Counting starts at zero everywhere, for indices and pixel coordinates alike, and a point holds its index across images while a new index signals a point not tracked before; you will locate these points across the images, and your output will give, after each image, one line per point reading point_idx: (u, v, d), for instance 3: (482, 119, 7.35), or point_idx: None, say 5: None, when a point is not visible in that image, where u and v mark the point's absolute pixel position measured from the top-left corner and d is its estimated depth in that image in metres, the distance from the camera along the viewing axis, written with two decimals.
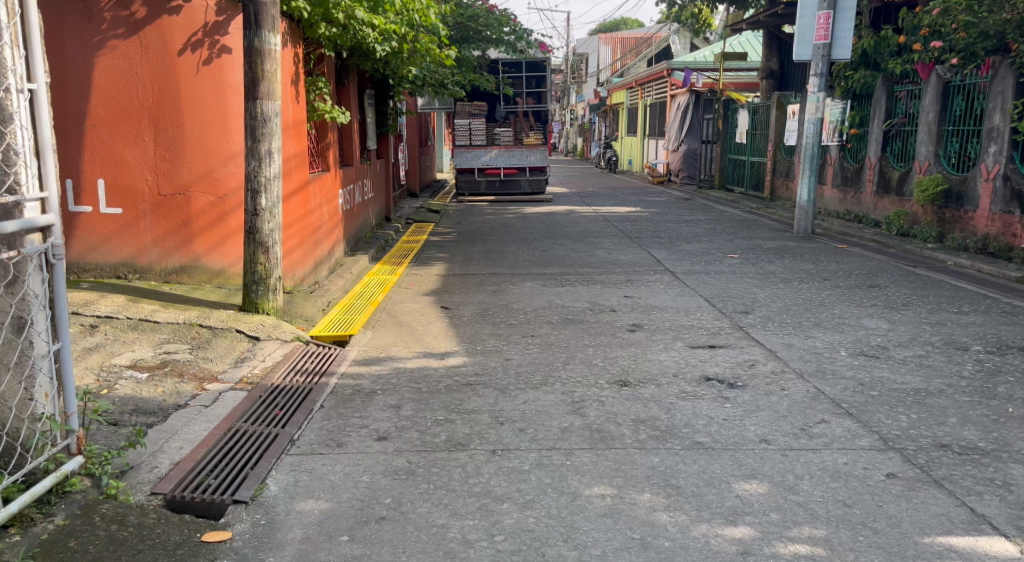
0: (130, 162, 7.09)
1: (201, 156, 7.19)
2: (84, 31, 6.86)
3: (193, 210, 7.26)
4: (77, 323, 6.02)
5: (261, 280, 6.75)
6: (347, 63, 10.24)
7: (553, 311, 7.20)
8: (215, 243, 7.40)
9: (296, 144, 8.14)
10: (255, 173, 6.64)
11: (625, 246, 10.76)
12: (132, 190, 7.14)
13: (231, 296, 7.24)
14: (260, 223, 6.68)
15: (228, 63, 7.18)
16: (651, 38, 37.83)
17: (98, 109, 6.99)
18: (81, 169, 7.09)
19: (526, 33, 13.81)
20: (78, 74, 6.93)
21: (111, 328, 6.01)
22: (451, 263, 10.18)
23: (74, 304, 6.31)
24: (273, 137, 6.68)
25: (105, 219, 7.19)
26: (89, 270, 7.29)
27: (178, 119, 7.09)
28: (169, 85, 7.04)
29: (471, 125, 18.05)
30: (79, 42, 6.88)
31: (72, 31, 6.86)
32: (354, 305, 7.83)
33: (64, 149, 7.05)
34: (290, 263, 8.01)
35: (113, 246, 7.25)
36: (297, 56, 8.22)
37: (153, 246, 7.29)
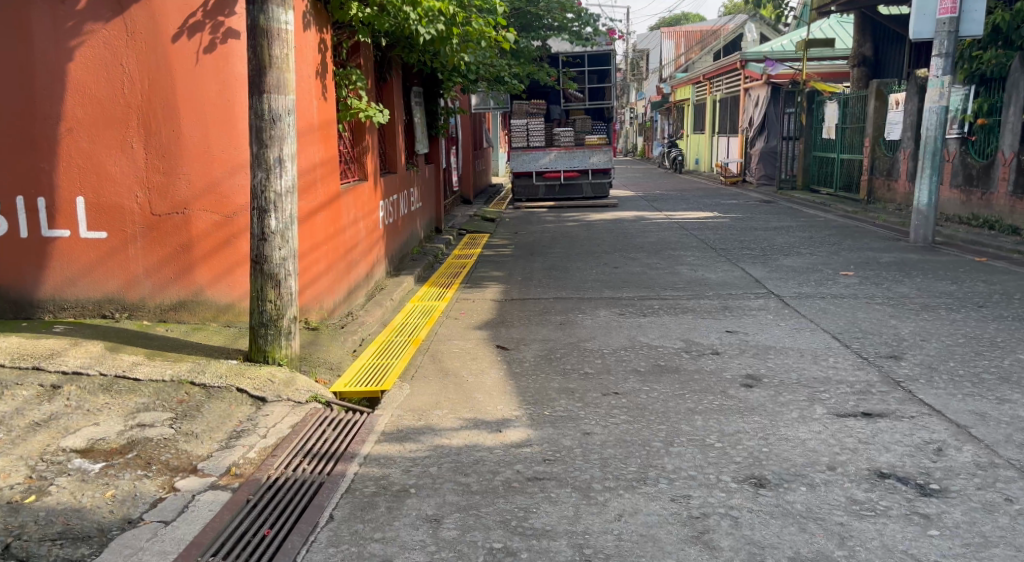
0: (117, 174, 6.01)
1: (203, 165, 6.06)
2: (57, 15, 5.85)
3: (194, 232, 6.09)
4: (35, 385, 4.88)
5: (271, 320, 5.36)
6: (389, 55, 8.95)
7: (637, 356, 5.65)
8: (221, 272, 6.19)
9: (323, 148, 6.80)
10: (262, 187, 5.29)
11: (712, 261, 9.16)
12: (119, 209, 6.03)
13: (237, 337, 5.98)
14: (268, 250, 5.30)
15: (233, 49, 6.04)
16: (718, 30, 35.92)
17: (78, 110, 5.94)
18: (57, 184, 6.01)
19: (592, 19, 12.28)
20: (52, 68, 5.90)
21: (76, 390, 4.84)
22: (509, 285, 8.72)
23: (37, 356, 5.18)
24: (285, 141, 5.32)
25: (85, 245, 6.06)
26: (68, 307, 6.14)
27: (173, 120, 5.99)
28: (162, 78, 5.95)
29: (529, 125, 16.71)
30: (52, 30, 5.87)
31: (42, 15, 5.85)
32: (392, 345, 6.45)
33: (35, 160, 5.98)
34: (316, 293, 6.65)
35: (95, 279, 6.10)
36: (325, 41, 6.94)
37: (145, 277, 6.12)
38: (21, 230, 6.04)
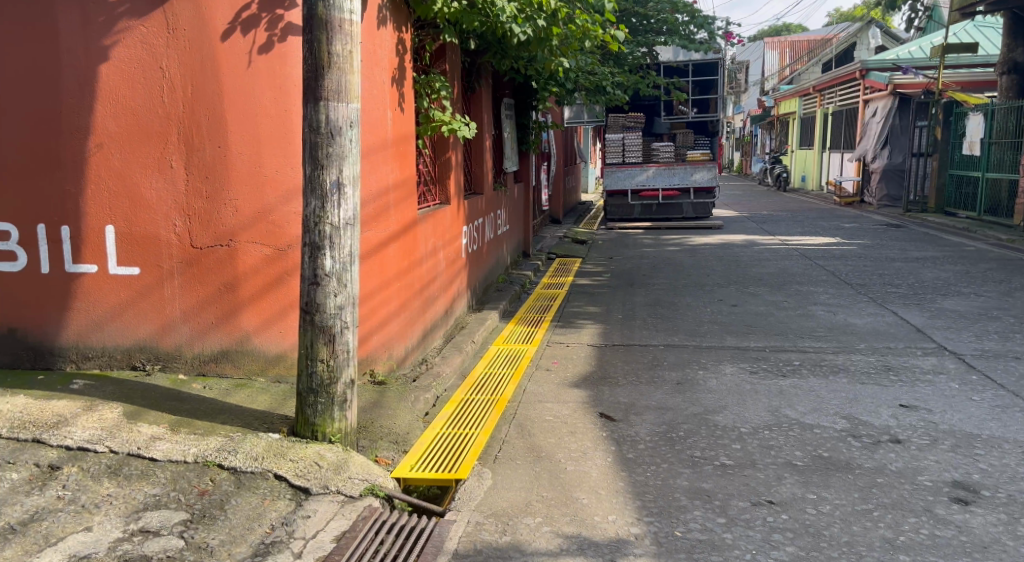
0: (152, 199, 5.22)
1: (253, 189, 5.21)
2: (88, 12, 5.09)
3: (241, 268, 5.26)
4: (30, 465, 4.27)
5: (321, 385, 4.29)
6: (479, 61, 7.86)
7: (786, 441, 4.26)
8: (272, 317, 5.35)
9: (399, 168, 5.74)
10: (316, 218, 4.22)
11: (853, 301, 7.72)
12: (154, 240, 5.26)
13: (285, 398, 5.12)
14: (321, 296, 4.23)
15: (291, 48, 5.19)
16: (827, 40, 33.75)
17: (110, 124, 5.18)
18: (84, 210, 5.27)
19: (707, 21, 11.02)
20: (81, 74, 5.15)
21: (76, 474, 4.19)
22: (609, 325, 7.47)
23: (41, 426, 4.59)
24: (346, 162, 4.24)
25: (114, 283, 5.33)
26: (93, 357, 5.44)
27: (218, 135, 5.17)
28: (208, 84, 5.13)
29: (625, 139, 15.46)
30: (82, 29, 5.10)
31: (71, 12, 5.09)
32: (471, 407, 5.26)
33: (60, 182, 5.25)
34: (385, 339, 5.56)
35: (126, 322, 5.37)
36: (405, 42, 5.88)
37: (182, 322, 5.34)
38: (43, 264, 5.35)
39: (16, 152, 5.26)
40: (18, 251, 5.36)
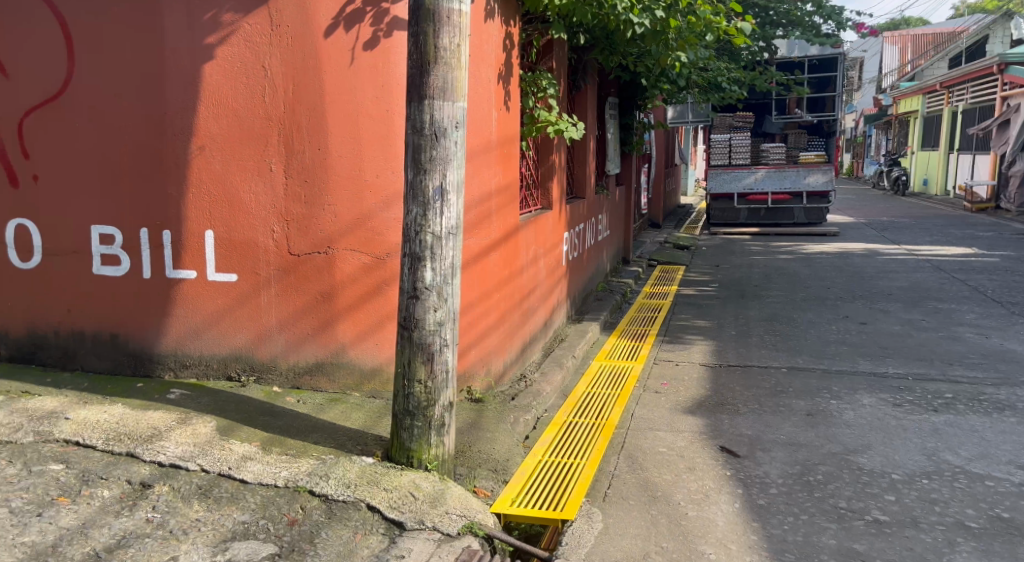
0: (251, 203, 5.02)
1: (353, 194, 4.96)
2: (193, 10, 4.93)
3: (338, 277, 5.02)
4: (121, 481, 4.12)
5: (419, 408, 3.95)
6: (586, 58, 7.44)
7: (952, 495, 3.76)
8: (367, 329, 5.08)
9: (502, 172, 5.37)
10: (416, 226, 3.89)
11: (1006, 324, 6.95)
12: (252, 246, 5.06)
13: (380, 416, 4.83)
14: (420, 311, 3.89)
15: (396, 44, 4.91)
16: (954, 35, 31.80)
17: (211, 126, 5.00)
18: (184, 215, 5.11)
19: (832, 12, 10.30)
20: (184, 73, 4.99)
21: (167, 494, 4.02)
22: (723, 342, 6.93)
23: (135, 439, 4.46)
24: (450, 166, 3.89)
25: (212, 290, 5.15)
26: (190, 365, 5.28)
27: (319, 137, 4.94)
28: (310, 83, 4.90)
29: (732, 139, 14.68)
30: (187, 27, 4.95)
31: (177, 10, 4.94)
32: (575, 431, 4.83)
33: (163, 185, 5.10)
34: (483, 354, 5.19)
35: (223, 331, 5.19)
36: (513, 36, 5.50)
37: (278, 332, 5.13)
38: (145, 269, 5.23)
39: (120, 155, 5.14)
40: (121, 255, 5.26)
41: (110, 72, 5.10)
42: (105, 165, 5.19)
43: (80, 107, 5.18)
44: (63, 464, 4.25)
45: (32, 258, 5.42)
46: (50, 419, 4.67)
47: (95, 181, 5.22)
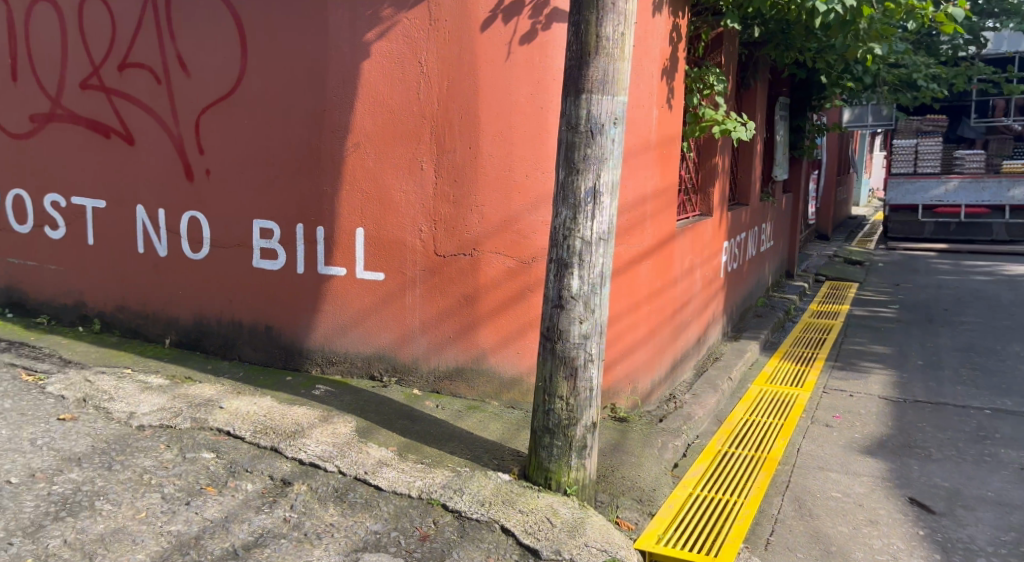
0: (401, 201, 4.95)
1: (502, 194, 4.77)
2: (355, 8, 4.90)
3: (482, 280, 4.85)
4: (264, 476, 4.11)
5: (559, 426, 3.67)
6: (758, 54, 6.93)
7: None
8: (509, 336, 4.87)
9: (661, 174, 5.00)
10: (566, 230, 3.60)
11: None
12: (400, 245, 4.98)
13: (519, 429, 4.58)
14: (565, 322, 3.61)
15: (556, 36, 4.64)
16: None
17: (367, 123, 4.97)
18: (337, 211, 5.10)
19: None
20: (344, 70, 4.97)
21: (305, 494, 3.96)
22: (908, 373, 6.27)
23: (280, 434, 4.46)
24: (605, 166, 3.58)
25: (360, 287, 5.11)
26: (337, 362, 5.26)
27: (471, 134, 4.78)
28: (465, 78, 4.76)
29: (920, 145, 13.64)
30: (348, 24, 4.93)
31: (340, 9, 4.93)
32: (730, 463, 4.43)
33: (319, 181, 5.13)
34: (630, 370, 4.84)
35: (368, 329, 5.14)
36: (681, 29, 5.10)
37: (421, 334, 5.02)
38: (299, 264, 5.28)
39: (282, 151, 5.22)
40: (278, 249, 5.35)
41: (275, 69, 5.18)
42: (268, 161, 5.29)
43: (248, 104, 5.31)
44: (215, 452, 4.32)
45: (200, 250, 5.64)
46: (206, 407, 4.82)
47: (258, 177, 5.34)
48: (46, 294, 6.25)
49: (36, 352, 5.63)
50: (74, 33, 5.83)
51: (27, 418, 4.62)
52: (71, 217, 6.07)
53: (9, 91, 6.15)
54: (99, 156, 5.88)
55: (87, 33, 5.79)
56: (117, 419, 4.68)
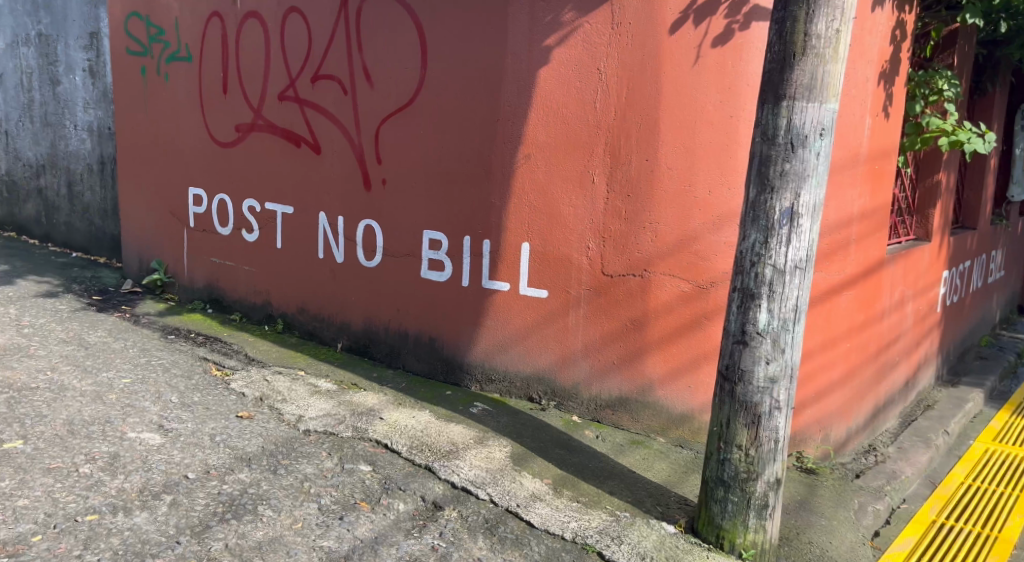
0: (571, 217, 4.87)
1: (681, 210, 4.62)
2: (536, 9, 4.82)
3: (653, 303, 4.70)
4: (417, 497, 4.19)
5: (735, 479, 3.52)
6: (999, 55, 6.01)
7: None
8: (680, 365, 4.70)
9: (871, 193, 4.38)
10: (755, 255, 3.40)
11: None
12: (567, 262, 4.91)
13: (688, 472, 4.38)
14: (748, 361, 3.44)
15: (754, 36, 4.45)
16: None
17: (540, 135, 4.90)
18: (505, 223, 5.07)
19: None
20: (520, 78, 4.92)
21: (455, 521, 4.00)
22: None
23: (435, 452, 4.57)
24: (807, 184, 3.33)
25: (523, 303, 5.07)
26: (496, 381, 5.26)
27: (651, 146, 4.64)
28: (648, 86, 4.62)
29: None
30: (529, 26, 4.86)
31: (521, 11, 4.86)
32: (955, 541, 3.95)
33: (486, 194, 5.11)
34: (822, 415, 4.29)
35: (530, 348, 5.08)
36: (907, 26, 4.45)
37: (583, 357, 4.92)
38: (464, 277, 5.30)
39: (454, 161, 5.24)
40: (445, 261, 5.39)
41: (452, 77, 5.18)
42: (439, 172, 5.34)
43: (422, 114, 5.37)
44: (371, 466, 4.49)
45: (373, 258, 5.82)
46: (368, 416, 5.05)
47: (431, 187, 5.40)
48: (240, 292, 6.75)
49: (227, 347, 6.19)
50: (276, 46, 6.12)
51: (212, 414, 5.11)
52: (263, 222, 6.46)
53: (220, 102, 6.57)
54: (291, 164, 6.19)
55: (285, 45, 6.08)
56: (287, 421, 5.04)
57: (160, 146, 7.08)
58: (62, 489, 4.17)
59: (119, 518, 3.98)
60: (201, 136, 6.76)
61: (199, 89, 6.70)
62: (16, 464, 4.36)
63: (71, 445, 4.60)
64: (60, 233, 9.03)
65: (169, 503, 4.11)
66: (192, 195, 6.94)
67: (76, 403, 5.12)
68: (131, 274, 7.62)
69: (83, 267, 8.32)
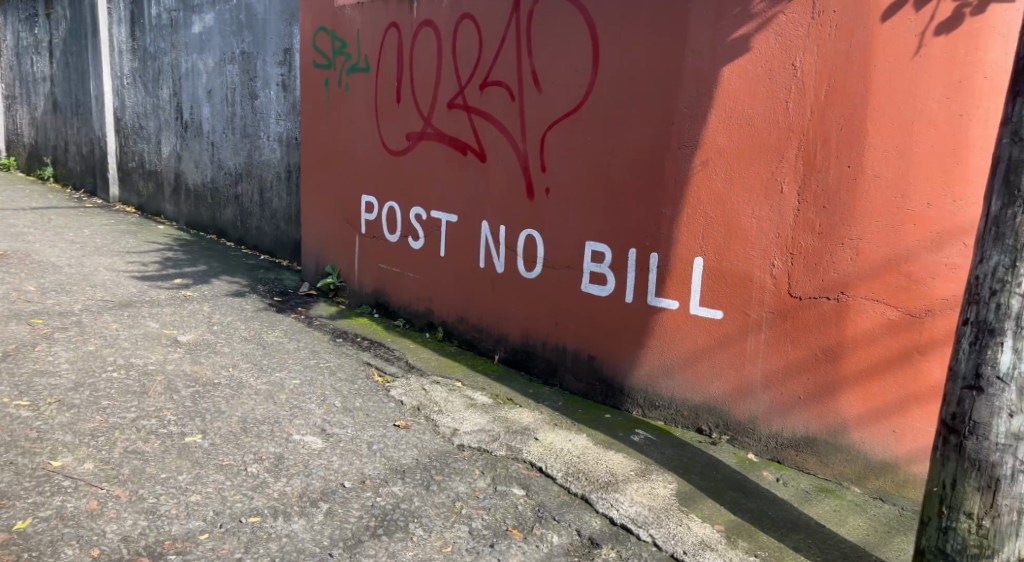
0: (753, 232, 4.55)
1: (889, 226, 4.22)
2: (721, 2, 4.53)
3: (853, 331, 4.33)
4: (572, 531, 4.07)
5: (965, 551, 3.37)
6: None
7: None
8: (880, 408, 4.31)
9: None
10: (1000, 277, 3.24)
11: None
12: (746, 281, 4.59)
13: (893, 529, 4.09)
14: (984, 410, 3.28)
15: (993, 20, 3.95)
16: None
17: (721, 139, 4.61)
18: (676, 238, 4.79)
19: None
20: (701, 78, 4.63)
21: None
22: None
23: (593, 482, 4.43)
24: None
25: (693, 324, 4.77)
26: (660, 407, 4.98)
27: (857, 154, 4.27)
28: (854, 85, 4.25)
29: None
30: (712, 21, 4.56)
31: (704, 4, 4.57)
32: None
33: (657, 206, 4.85)
34: None
35: (700, 376, 4.78)
36: None
37: (763, 390, 4.60)
38: (627, 293, 5.04)
39: (621, 170, 4.99)
40: (607, 276, 5.16)
41: (624, 81, 4.93)
42: (608, 180, 5.07)
43: (592, 119, 5.12)
44: (524, 490, 4.44)
45: (533, 268, 5.68)
46: (523, 436, 5.02)
47: (594, 197, 5.16)
48: (405, 298, 6.83)
49: (389, 353, 6.33)
50: (449, 54, 6.07)
51: (372, 420, 5.27)
52: (430, 230, 6.50)
53: (393, 112, 6.64)
54: (459, 172, 6.15)
55: (456, 51, 6.01)
56: (442, 433, 5.12)
57: (338, 152, 7.26)
58: (232, 488, 4.43)
59: (279, 522, 4.17)
60: (375, 145, 6.87)
61: (376, 99, 6.80)
62: (194, 458, 4.68)
63: (243, 443, 4.91)
64: (252, 237, 9.38)
65: (324, 511, 4.26)
66: (365, 202, 7.07)
67: (250, 401, 5.44)
68: (308, 277, 7.87)
69: (269, 269, 8.62)
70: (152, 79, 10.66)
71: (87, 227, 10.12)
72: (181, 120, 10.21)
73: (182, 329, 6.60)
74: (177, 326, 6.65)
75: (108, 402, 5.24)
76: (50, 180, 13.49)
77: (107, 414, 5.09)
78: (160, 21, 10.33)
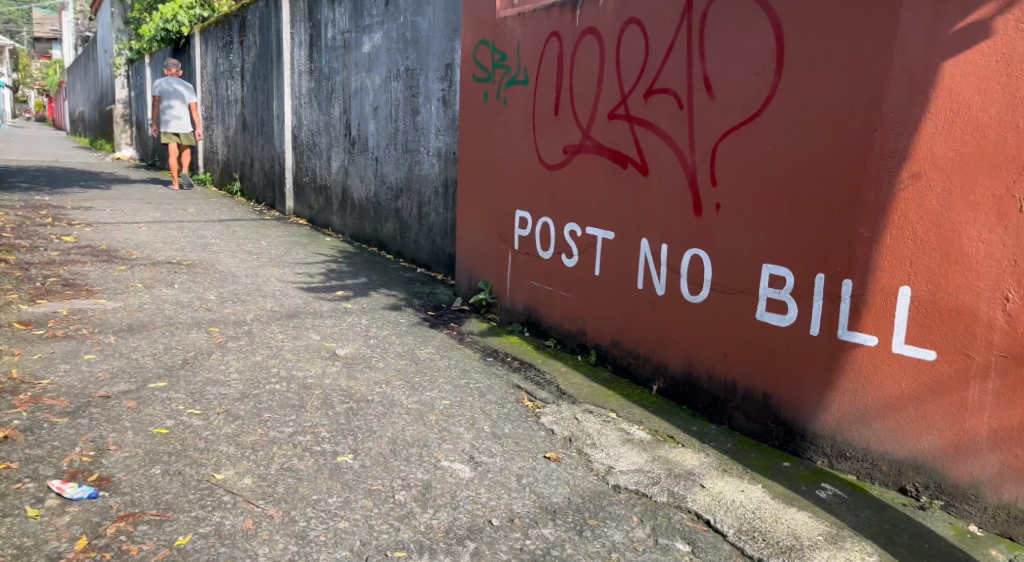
0: (978, 259, 3.90)
1: None
2: None
3: None
4: None
5: None
6: None
7: None
8: None
9: None
10: None
11: None
12: (968, 316, 3.93)
13: None
14: None
15: None
16: None
17: (939, 148, 3.98)
18: (876, 264, 4.20)
19: None
20: (914, 78, 4.03)
21: None
22: None
23: (772, 544, 3.94)
24: None
25: (895, 365, 4.16)
26: (852, 459, 4.39)
27: None
28: None
29: None
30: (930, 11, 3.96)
31: None
32: None
33: (853, 226, 4.27)
34: None
35: (906, 429, 4.16)
36: None
37: (990, 449, 3.92)
38: (812, 325, 4.48)
39: (811, 186, 4.44)
40: (787, 304, 4.60)
41: (818, 85, 4.39)
42: (796, 197, 4.52)
43: (778, 130, 4.58)
44: (690, 547, 3.96)
45: (698, 292, 5.13)
46: (686, 480, 4.50)
47: (775, 216, 4.63)
48: (556, 316, 6.39)
49: (539, 376, 5.90)
50: (611, 63, 5.65)
51: (521, 449, 4.88)
52: (583, 247, 6.04)
53: (550, 124, 6.27)
54: (617, 186, 5.68)
55: (619, 59, 5.59)
56: (596, 470, 4.68)
57: (493, 165, 6.96)
58: (379, 517, 4.15)
59: (424, 560, 3.86)
60: (530, 159, 6.50)
61: (533, 111, 6.44)
62: (344, 480, 4.44)
63: (392, 466, 4.62)
64: (409, 250, 9.25)
65: (471, 552, 3.92)
66: (518, 218, 6.71)
67: (401, 421, 5.15)
68: (461, 291, 7.61)
69: (424, 282, 8.44)
70: (324, 98, 10.80)
71: (264, 238, 10.40)
72: (349, 136, 10.28)
73: (341, 342, 6.45)
74: (336, 339, 6.50)
75: (270, 414, 5.10)
76: (239, 194, 14.24)
77: (268, 427, 4.95)
78: (334, 42, 10.43)
